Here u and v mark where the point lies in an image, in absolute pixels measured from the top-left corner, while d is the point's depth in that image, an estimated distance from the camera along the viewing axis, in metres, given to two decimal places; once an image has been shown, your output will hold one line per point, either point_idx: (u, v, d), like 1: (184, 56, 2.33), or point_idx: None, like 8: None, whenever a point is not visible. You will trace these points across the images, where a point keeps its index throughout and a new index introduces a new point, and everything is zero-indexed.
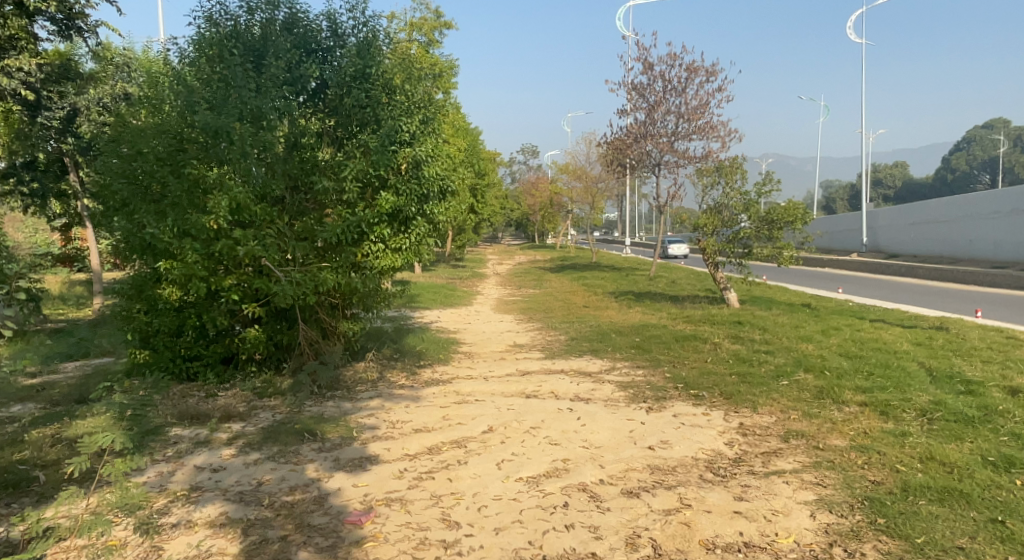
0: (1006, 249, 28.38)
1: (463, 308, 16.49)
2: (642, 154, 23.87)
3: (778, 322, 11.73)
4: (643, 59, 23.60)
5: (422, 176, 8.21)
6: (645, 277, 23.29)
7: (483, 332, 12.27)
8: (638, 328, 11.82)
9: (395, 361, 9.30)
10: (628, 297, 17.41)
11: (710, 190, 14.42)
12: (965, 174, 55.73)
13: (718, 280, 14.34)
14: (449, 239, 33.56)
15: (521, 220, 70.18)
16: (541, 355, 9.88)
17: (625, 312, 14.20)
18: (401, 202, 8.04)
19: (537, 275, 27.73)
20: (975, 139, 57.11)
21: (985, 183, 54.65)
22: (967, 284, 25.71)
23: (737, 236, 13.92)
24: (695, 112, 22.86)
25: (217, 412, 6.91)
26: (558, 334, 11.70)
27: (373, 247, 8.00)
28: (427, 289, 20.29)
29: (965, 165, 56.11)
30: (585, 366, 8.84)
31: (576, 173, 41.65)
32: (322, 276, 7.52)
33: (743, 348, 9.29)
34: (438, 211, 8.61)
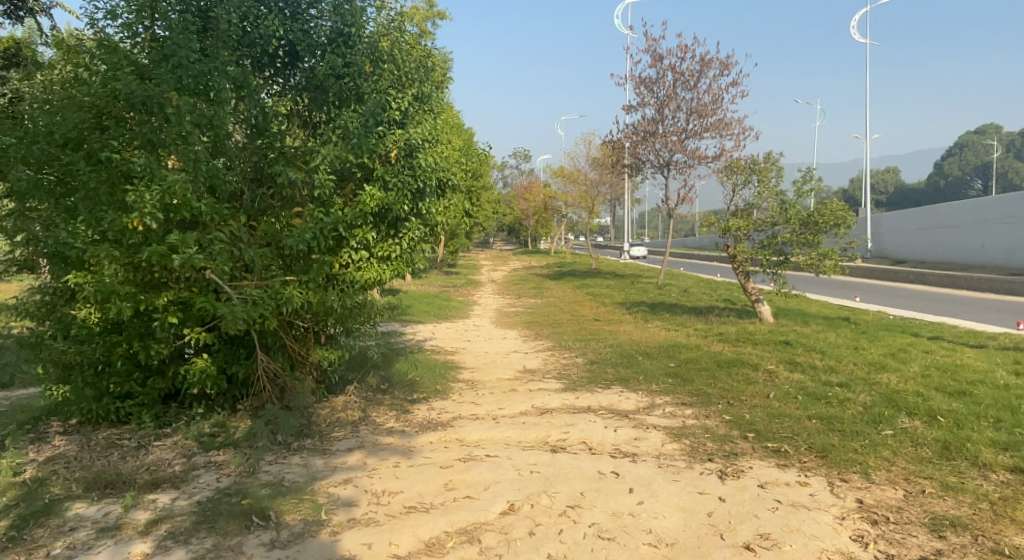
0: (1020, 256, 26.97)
1: (459, 322, 14.76)
2: (650, 154, 21.95)
3: (831, 342, 10.06)
4: (654, 50, 21.67)
5: (417, 165, 6.50)
6: (654, 285, 21.62)
7: (485, 353, 10.52)
8: (668, 348, 10.09)
9: (383, 394, 7.56)
10: (643, 309, 15.70)
11: (740, 188, 12.72)
12: (957, 180, 54.77)
13: (749, 291, 12.59)
14: (441, 244, 31.89)
15: (514, 225, 68.62)
16: (558, 385, 8.18)
17: (646, 327, 12.51)
18: (390, 198, 6.34)
19: (536, 283, 26.05)
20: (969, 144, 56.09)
21: (979, 190, 53.70)
22: (982, 292, 24.27)
23: (774, 240, 12.18)
24: (707, 108, 20.89)
25: (143, 476, 5.15)
26: (572, 356, 9.99)
27: (353, 254, 6.32)
28: (419, 299, 18.53)
29: (959, 170, 55.02)
30: (619, 403, 7.13)
31: (573, 176, 40.05)
32: (287, 292, 5.77)
33: (806, 379, 7.60)
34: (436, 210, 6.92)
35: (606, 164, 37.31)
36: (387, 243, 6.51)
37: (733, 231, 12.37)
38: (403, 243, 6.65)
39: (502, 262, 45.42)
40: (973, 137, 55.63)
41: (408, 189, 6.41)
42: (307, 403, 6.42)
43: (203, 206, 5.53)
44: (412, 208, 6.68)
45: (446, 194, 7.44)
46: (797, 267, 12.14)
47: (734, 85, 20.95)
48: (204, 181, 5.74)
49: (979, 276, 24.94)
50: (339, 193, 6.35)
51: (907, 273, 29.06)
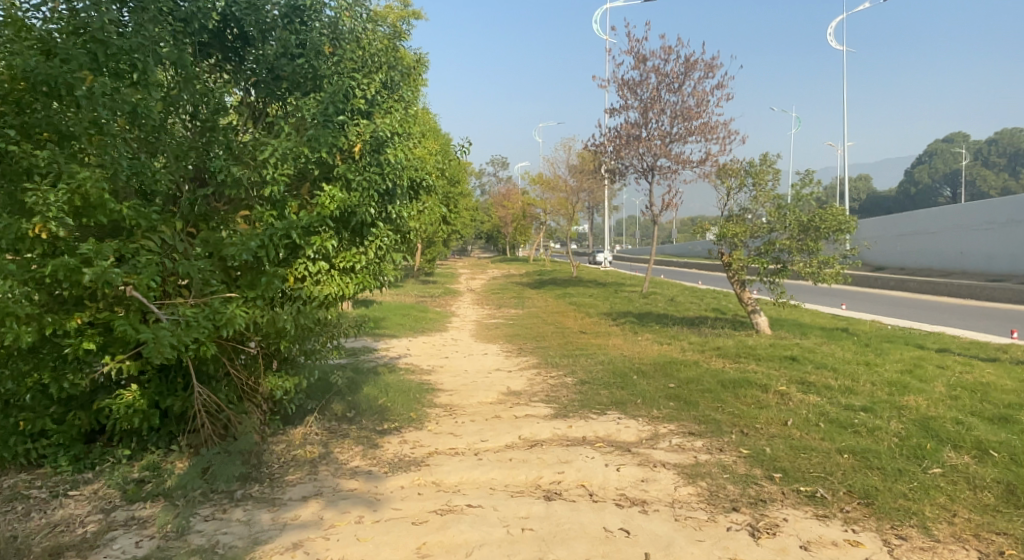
0: (1000, 261, 26.57)
1: (436, 335, 13.83)
2: (634, 157, 20.96)
3: (839, 356, 9.31)
4: (637, 50, 20.20)
5: (386, 160, 5.58)
6: (639, 293, 20.86)
7: (464, 373, 9.60)
8: (665, 365, 9.25)
9: (348, 425, 6.64)
10: (630, 320, 14.89)
11: (735, 191, 11.91)
12: (927, 188, 55.01)
13: (746, 301, 11.80)
14: (418, 253, 30.90)
15: (492, 233, 67.76)
16: (547, 411, 7.31)
17: (637, 341, 11.69)
18: (356, 200, 5.41)
19: (517, 292, 25.21)
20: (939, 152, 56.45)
21: (948, 198, 53.93)
22: (964, 298, 23.77)
23: (772, 245, 11.36)
24: (693, 111, 19.68)
25: (43, 541, 4.17)
26: (560, 376, 9.10)
27: (311, 266, 5.39)
28: (394, 310, 17.54)
29: (928, 178, 55.25)
30: (619, 435, 6.26)
31: (552, 184, 39.24)
32: (229, 312, 4.83)
33: (823, 403, 6.79)
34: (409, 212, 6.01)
35: (584, 171, 36.56)
36: (352, 251, 5.57)
37: (729, 237, 11.52)
38: (369, 252, 5.72)
39: (480, 271, 44.57)
40: (943, 145, 55.85)
41: (378, 189, 5.47)
42: (256, 441, 5.46)
43: (124, 208, 4.61)
44: (379, 211, 5.78)
45: (419, 197, 6.56)
46: (796, 274, 11.32)
47: (721, 86, 19.68)
48: (129, 178, 4.83)
49: (959, 282, 24.49)
50: (292, 192, 5.42)
51: (887, 280, 28.59)
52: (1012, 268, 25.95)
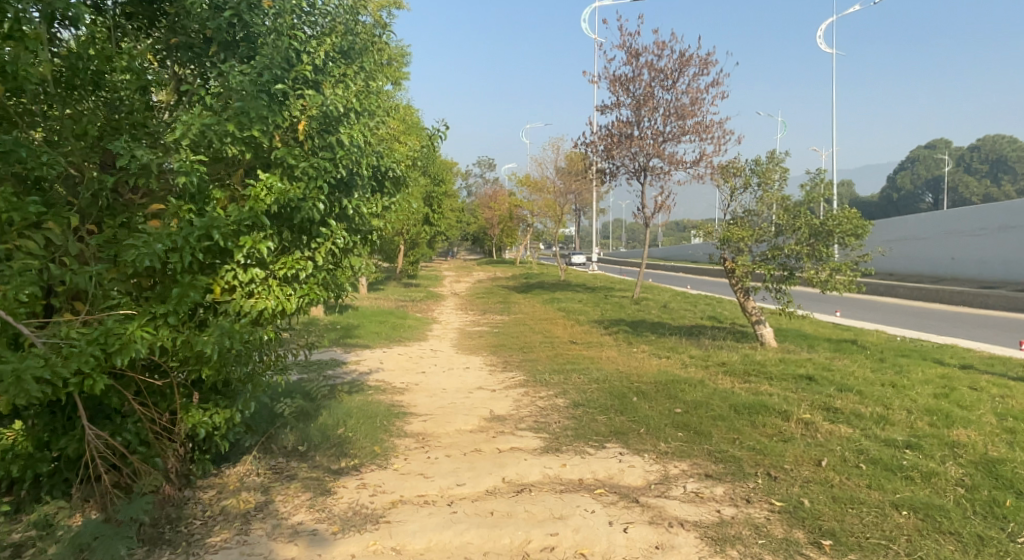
0: (994, 268, 25.79)
1: (413, 345, 12.75)
2: (625, 157, 19.83)
3: (860, 372, 8.33)
4: (629, 45, 19.04)
5: (337, 142, 4.51)
6: (629, 299, 19.89)
7: (441, 392, 8.53)
8: (667, 384, 8.20)
9: (296, 466, 5.73)
10: (623, 329, 13.88)
11: (740, 191, 10.79)
12: (908, 194, 54.65)
13: (748, 310, 10.73)
14: (399, 255, 29.76)
15: (477, 235, 66.65)
16: (536, 443, 6.28)
17: (631, 354, 10.72)
18: (298, 191, 4.30)
19: (502, 297, 24.21)
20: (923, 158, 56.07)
21: (928, 205, 53.27)
22: (956, 304, 22.90)
23: (779, 250, 10.19)
24: (688, 108, 18.58)
25: None
26: (549, 397, 8.08)
27: (241, 273, 4.30)
28: (371, 316, 16.43)
29: (912, 183, 54.76)
30: (622, 478, 5.24)
31: (537, 185, 38.17)
32: (128, 335, 3.82)
33: (858, 437, 5.79)
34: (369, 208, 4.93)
35: (572, 172, 35.55)
36: (296, 255, 4.50)
37: (732, 241, 10.40)
38: (317, 258, 4.64)
39: (465, 273, 43.44)
40: (928, 150, 55.37)
41: (326, 178, 4.40)
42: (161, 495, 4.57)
43: None
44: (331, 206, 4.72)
45: (383, 188, 5.50)
46: (805, 283, 10.16)
47: (718, 83, 18.51)
48: None
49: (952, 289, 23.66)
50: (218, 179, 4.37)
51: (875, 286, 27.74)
52: (1006, 275, 25.14)
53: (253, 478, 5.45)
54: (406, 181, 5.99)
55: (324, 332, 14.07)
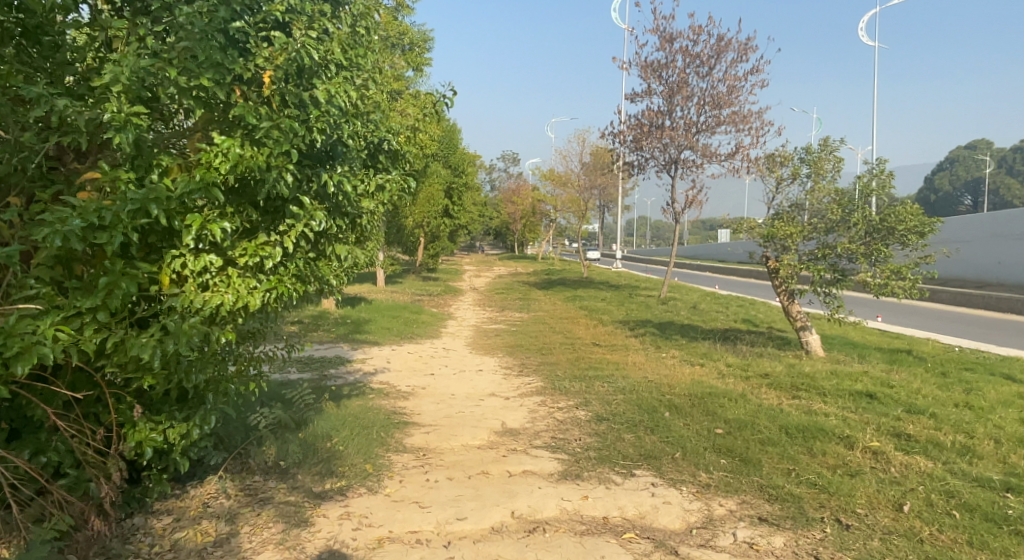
0: None
1: (425, 343, 11.92)
2: (656, 148, 18.78)
3: (925, 390, 7.32)
4: (662, 29, 18.00)
5: (313, 98, 3.65)
6: (656, 298, 18.92)
7: (449, 399, 7.68)
8: (702, 397, 7.24)
9: (272, 489, 4.90)
10: (651, 332, 12.91)
11: (787, 183, 9.77)
12: (947, 196, 52.66)
13: (792, 315, 9.74)
14: (419, 248, 28.99)
15: (500, 230, 65.78)
16: (554, 466, 5.40)
17: (662, 360, 9.78)
18: (258, 156, 3.44)
19: (522, 293, 23.34)
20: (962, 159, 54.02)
21: (969, 207, 51.40)
22: (1003, 313, 21.49)
23: (829, 249, 9.18)
24: (724, 98, 17.48)
25: None
26: (569, 408, 7.19)
27: (188, 259, 3.47)
28: (384, 311, 15.65)
29: (950, 185, 52.77)
30: (656, 519, 4.33)
31: (561, 179, 37.18)
32: (37, 336, 3.05)
33: (941, 473, 4.81)
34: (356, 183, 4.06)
35: (597, 166, 34.51)
36: (261, 239, 3.66)
37: (777, 239, 9.41)
38: (288, 243, 3.76)
39: (486, 268, 42.62)
40: (967, 151, 53.33)
41: (297, 142, 3.54)
42: (89, 525, 3.76)
43: None
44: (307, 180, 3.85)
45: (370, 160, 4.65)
46: (858, 287, 9.13)
47: (758, 71, 17.39)
48: None
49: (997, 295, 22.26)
50: (166, 145, 3.56)
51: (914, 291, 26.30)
52: None
53: (218, 502, 4.63)
54: (406, 158, 5.12)
55: (332, 326, 13.28)
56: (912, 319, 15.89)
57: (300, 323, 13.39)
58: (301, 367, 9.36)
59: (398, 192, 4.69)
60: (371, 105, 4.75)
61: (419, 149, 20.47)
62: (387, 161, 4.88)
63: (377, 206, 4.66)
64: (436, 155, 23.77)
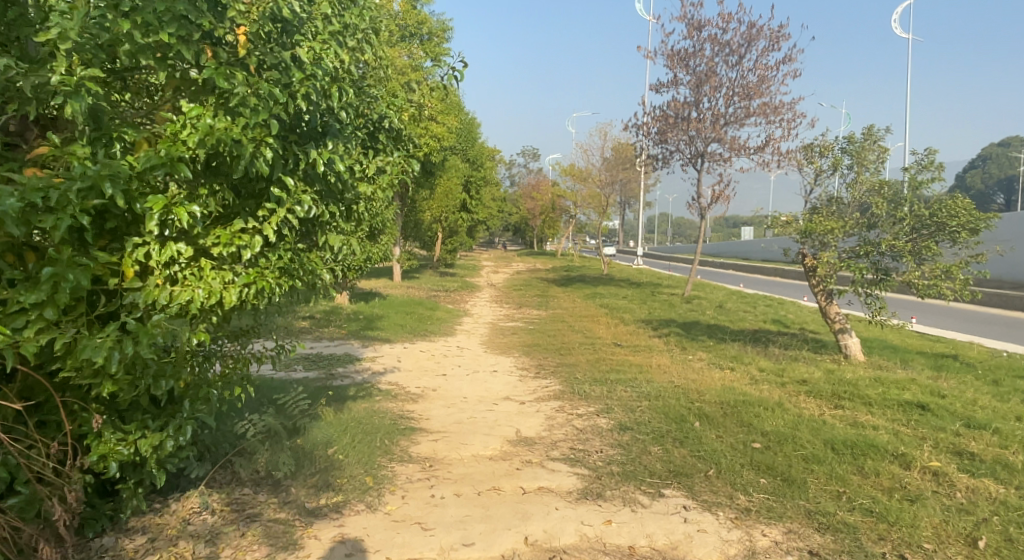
0: None
1: (439, 341, 11.44)
2: (681, 141, 18.13)
3: (982, 401, 6.68)
4: (690, 16, 17.34)
5: (298, 59, 3.25)
6: (679, 297, 18.28)
7: (461, 402, 7.17)
8: (735, 406, 6.68)
9: (260, 504, 4.41)
10: (675, 332, 12.30)
11: (827, 174, 9.13)
12: (978, 195, 51.22)
13: (831, 317, 9.14)
14: (436, 242, 28.52)
15: (519, 226, 65.19)
16: (573, 483, 4.87)
17: (689, 363, 9.20)
18: (230, 129, 2.95)
19: (541, 290, 22.81)
20: (995, 156, 52.50)
21: (1001, 206, 49.96)
22: None
23: (872, 246, 8.56)
24: (755, 88, 16.80)
25: None
26: (590, 415, 6.66)
27: (150, 249, 3.00)
28: (398, 307, 15.18)
29: (982, 183, 51.31)
30: (690, 551, 3.79)
31: (582, 174, 36.54)
32: None
33: (1017, 501, 4.22)
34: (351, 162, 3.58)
35: (618, 162, 33.80)
36: (238, 226, 3.16)
37: (816, 234, 8.81)
38: (268, 231, 3.23)
39: (504, 264, 42.07)
40: (1000, 148, 51.82)
41: (276, 110, 3.07)
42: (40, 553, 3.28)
43: None
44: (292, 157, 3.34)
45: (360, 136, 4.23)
46: (903, 287, 8.52)
47: (790, 61, 16.71)
48: None
49: None
50: (129, 113, 3.06)
51: None
52: None
53: (201, 519, 4.15)
54: (408, 139, 4.66)
55: (344, 322, 12.82)
56: (950, 321, 15.15)
57: (310, 319, 12.94)
58: (307, 366, 8.89)
59: (401, 175, 4.21)
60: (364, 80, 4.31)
61: (436, 141, 19.96)
62: (385, 139, 4.44)
63: (377, 191, 4.18)
64: (453, 147, 23.23)
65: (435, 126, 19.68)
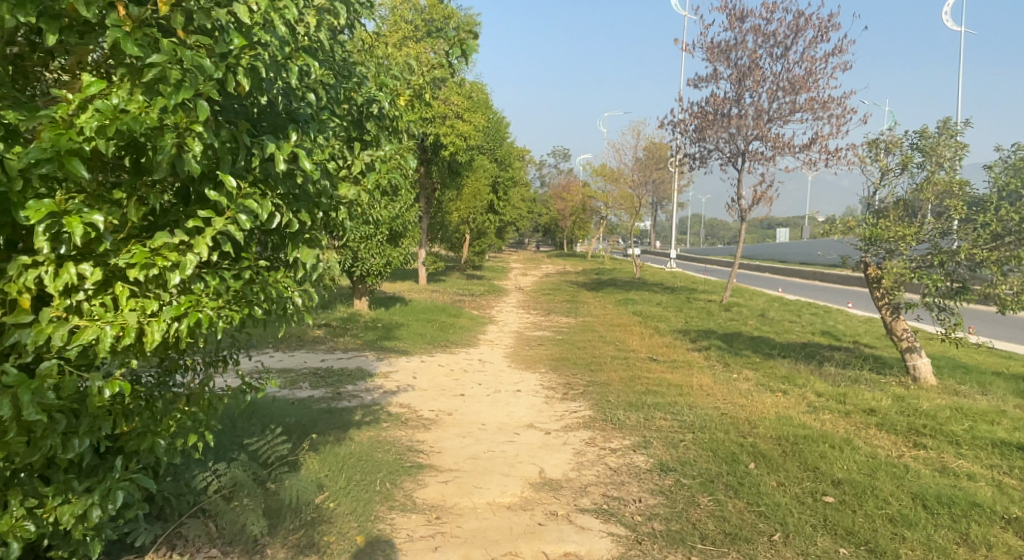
0: None
1: (460, 354, 10.65)
2: (721, 139, 17.11)
3: None
4: (731, 7, 16.35)
5: (239, 21, 2.45)
6: (717, 304, 17.27)
7: (478, 432, 6.35)
8: (795, 444, 5.78)
9: None
10: (716, 345, 11.34)
11: (894, 174, 8.18)
12: None
13: (898, 334, 8.19)
14: (464, 245, 27.79)
15: (549, 227, 64.25)
16: (608, 548, 4.02)
17: (735, 385, 8.28)
18: (140, 114, 2.16)
19: (570, 295, 21.94)
20: None
21: None
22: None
23: (947, 254, 7.57)
24: (802, 81, 15.72)
25: None
26: (626, 450, 5.79)
27: (39, 273, 2.21)
28: (421, 313, 14.45)
29: None
30: None
31: (614, 175, 35.57)
32: None
33: None
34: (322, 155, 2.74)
35: (652, 161, 32.77)
36: (162, 241, 2.35)
37: (882, 242, 7.87)
38: (202, 249, 2.39)
39: (533, 265, 41.25)
40: None
41: (208, 89, 2.27)
42: None
43: None
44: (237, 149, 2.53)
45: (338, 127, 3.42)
46: (983, 302, 7.54)
47: (841, 52, 15.64)
48: None
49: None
50: (16, 93, 2.30)
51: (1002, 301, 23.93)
52: None
53: None
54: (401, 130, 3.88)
55: (361, 331, 12.11)
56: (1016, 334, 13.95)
57: (325, 327, 12.25)
58: (314, 384, 8.17)
59: (393, 172, 3.40)
60: (341, 61, 3.52)
61: (462, 141, 19.23)
62: (371, 131, 3.67)
63: (363, 194, 3.36)
64: (481, 147, 22.46)
65: (461, 125, 18.94)
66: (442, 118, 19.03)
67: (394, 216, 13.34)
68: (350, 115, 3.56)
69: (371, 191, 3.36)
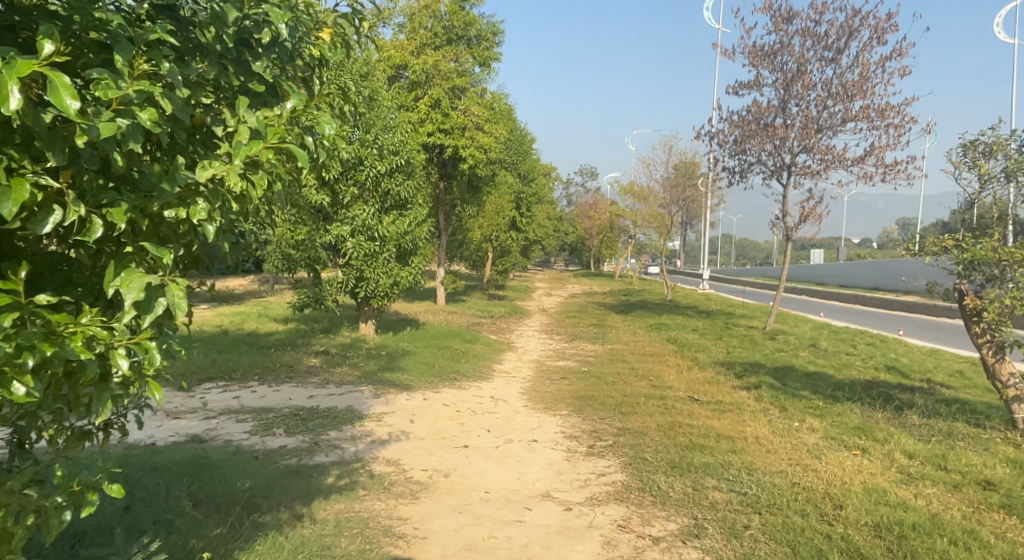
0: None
1: (470, 389, 9.28)
2: (764, 151, 15.59)
3: None
4: (776, 7, 14.96)
5: None
6: (760, 332, 15.68)
7: (479, 504, 4.98)
8: (902, 538, 4.25)
9: None
10: (767, 383, 9.79)
11: (997, 182, 6.69)
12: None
13: (1005, 378, 6.62)
14: (486, 263, 26.42)
15: (576, 245, 62.62)
16: None
17: (799, 440, 6.77)
18: None
19: (598, 318, 20.46)
20: None
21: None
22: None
23: None
24: (857, 86, 14.19)
25: None
26: (671, 540, 4.34)
27: None
28: (432, 339, 13.11)
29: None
30: None
31: (643, 193, 34.09)
32: None
33: None
34: (131, 90, 1.77)
35: (683, 177, 31.20)
36: None
37: (983, 266, 6.37)
38: None
39: (559, 285, 39.66)
40: None
41: None
42: None
43: None
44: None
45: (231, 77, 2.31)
46: None
47: (900, 56, 14.13)
48: None
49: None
50: None
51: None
52: None
53: None
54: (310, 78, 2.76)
55: (362, 359, 10.82)
56: None
57: (322, 355, 11.00)
58: (290, 430, 6.89)
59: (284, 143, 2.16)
60: None
61: (483, 153, 17.98)
62: (262, 79, 2.37)
63: (234, 175, 2.00)
64: (502, 160, 21.20)
65: (480, 136, 17.69)
66: (461, 129, 17.82)
67: (403, 232, 12.06)
68: (226, 56, 2.31)
69: (244, 169, 2.02)
